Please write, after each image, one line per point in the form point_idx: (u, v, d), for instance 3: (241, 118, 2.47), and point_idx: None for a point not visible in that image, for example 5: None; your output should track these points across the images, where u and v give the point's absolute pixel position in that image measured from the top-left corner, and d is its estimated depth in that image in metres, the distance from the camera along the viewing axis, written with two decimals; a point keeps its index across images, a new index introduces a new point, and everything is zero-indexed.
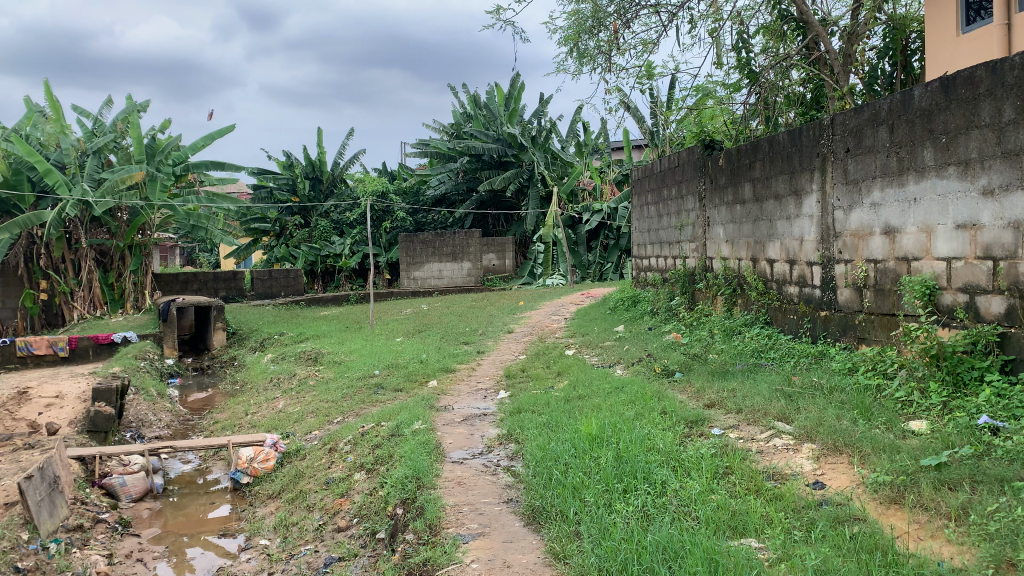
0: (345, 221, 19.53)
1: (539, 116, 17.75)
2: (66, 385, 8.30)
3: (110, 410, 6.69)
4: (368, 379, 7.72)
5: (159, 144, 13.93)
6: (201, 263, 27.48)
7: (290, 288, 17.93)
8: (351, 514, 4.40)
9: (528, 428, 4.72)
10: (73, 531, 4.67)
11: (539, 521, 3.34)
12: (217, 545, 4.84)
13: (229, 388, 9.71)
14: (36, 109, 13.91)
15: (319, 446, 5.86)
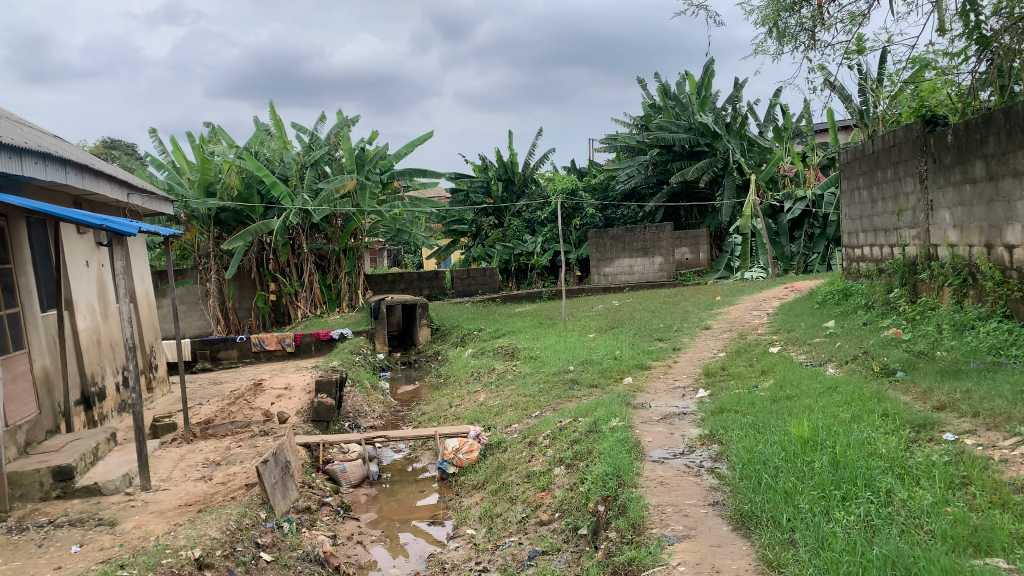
0: (536, 219, 19.78)
1: (733, 101, 17.10)
2: (293, 377, 9.13)
3: (330, 401, 7.25)
4: (564, 374, 7.81)
5: (368, 154, 14.92)
6: (405, 264, 29.12)
7: (487, 286, 18.46)
8: (553, 508, 4.45)
9: (732, 429, 4.53)
10: (302, 512, 5.10)
11: (749, 527, 3.19)
12: (427, 532, 5.10)
13: (434, 381, 10.23)
14: (263, 128, 15.41)
15: (519, 440, 6.00)
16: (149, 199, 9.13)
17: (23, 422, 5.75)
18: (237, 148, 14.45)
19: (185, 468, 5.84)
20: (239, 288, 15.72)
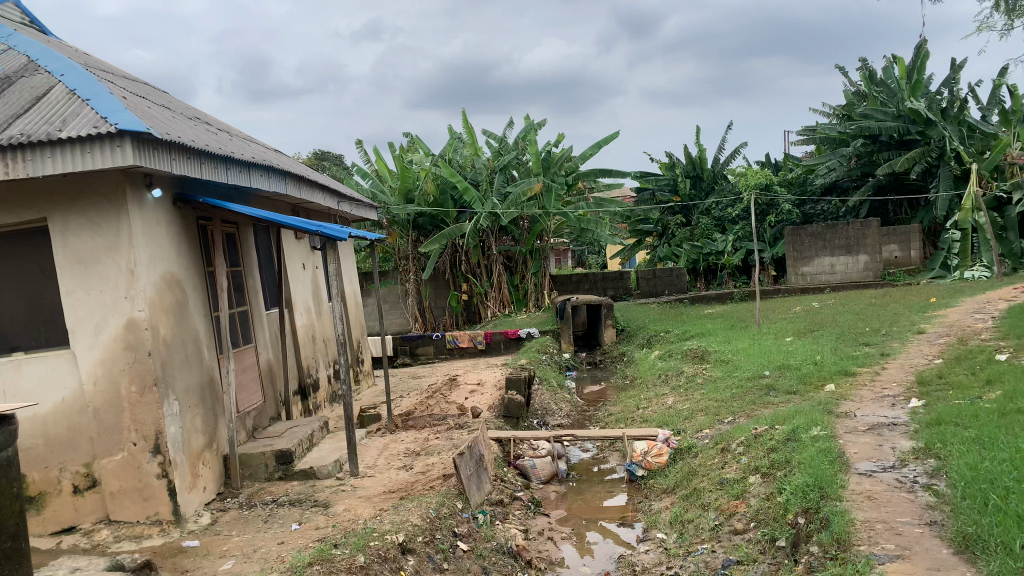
0: (727, 216, 18.86)
1: (950, 84, 15.62)
2: (485, 374, 9.46)
3: (520, 398, 7.42)
4: (758, 379, 7.48)
5: (555, 157, 15.11)
6: (590, 264, 29.26)
7: (674, 287, 18.13)
8: (748, 518, 4.29)
9: (952, 444, 4.13)
10: (495, 505, 5.27)
11: (974, 552, 2.91)
12: (616, 534, 5.10)
13: (622, 383, 10.18)
14: (456, 136, 16.11)
15: (710, 445, 5.83)
16: (356, 205, 9.84)
17: (251, 410, 6.40)
18: (433, 156, 15.23)
19: (388, 456, 6.23)
20: (434, 287, 16.51)
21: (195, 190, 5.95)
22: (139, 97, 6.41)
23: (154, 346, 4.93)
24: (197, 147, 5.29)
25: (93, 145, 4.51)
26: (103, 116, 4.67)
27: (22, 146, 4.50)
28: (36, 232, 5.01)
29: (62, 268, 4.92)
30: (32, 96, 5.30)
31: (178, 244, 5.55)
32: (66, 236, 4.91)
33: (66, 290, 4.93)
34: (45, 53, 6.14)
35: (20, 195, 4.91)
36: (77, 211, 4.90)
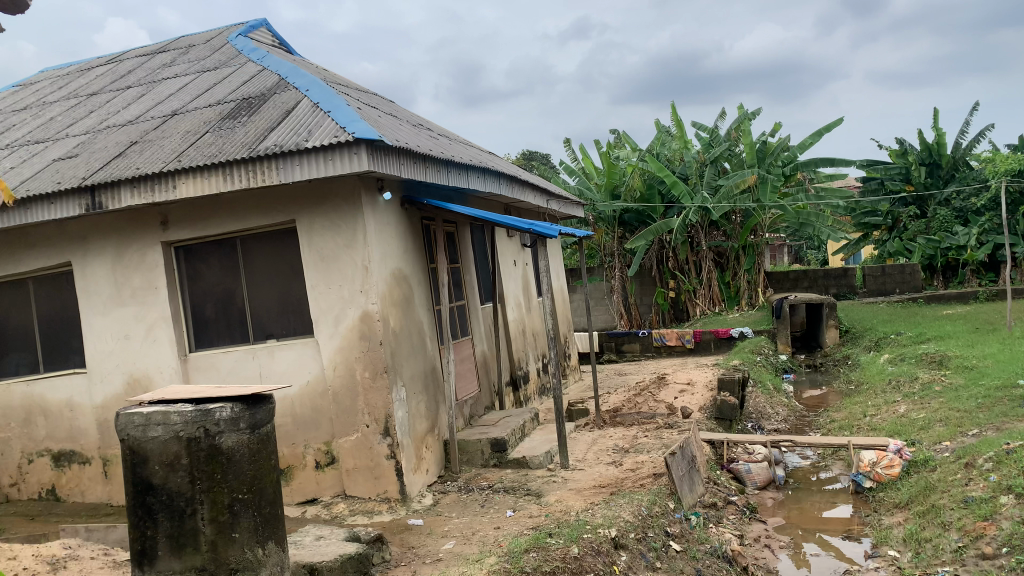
0: (971, 207, 17.00)
1: None
2: (695, 373, 9.23)
3: (733, 400, 7.15)
4: (1010, 389, 6.68)
5: (770, 147, 14.39)
6: (807, 260, 27.63)
7: (907, 285, 16.66)
8: (998, 542, 3.94)
9: None
10: (709, 508, 5.15)
11: None
12: (840, 548, 4.80)
13: (846, 388, 9.53)
14: (665, 130, 15.85)
15: (952, 459, 5.29)
16: (564, 202, 10.02)
17: (468, 399, 6.72)
18: (641, 151, 15.12)
19: (598, 452, 6.29)
20: (640, 284, 16.42)
21: (419, 191, 6.35)
22: (370, 107, 6.95)
23: (384, 336, 5.34)
24: (421, 152, 5.64)
25: (334, 153, 4.96)
26: (342, 127, 5.12)
27: (276, 157, 5.04)
28: (286, 232, 5.60)
29: (308, 265, 5.46)
30: (282, 110, 5.92)
31: (405, 242, 5.95)
32: (311, 235, 5.44)
33: (310, 284, 5.46)
34: (292, 72, 6.84)
35: (274, 199, 5.51)
36: (321, 213, 5.41)
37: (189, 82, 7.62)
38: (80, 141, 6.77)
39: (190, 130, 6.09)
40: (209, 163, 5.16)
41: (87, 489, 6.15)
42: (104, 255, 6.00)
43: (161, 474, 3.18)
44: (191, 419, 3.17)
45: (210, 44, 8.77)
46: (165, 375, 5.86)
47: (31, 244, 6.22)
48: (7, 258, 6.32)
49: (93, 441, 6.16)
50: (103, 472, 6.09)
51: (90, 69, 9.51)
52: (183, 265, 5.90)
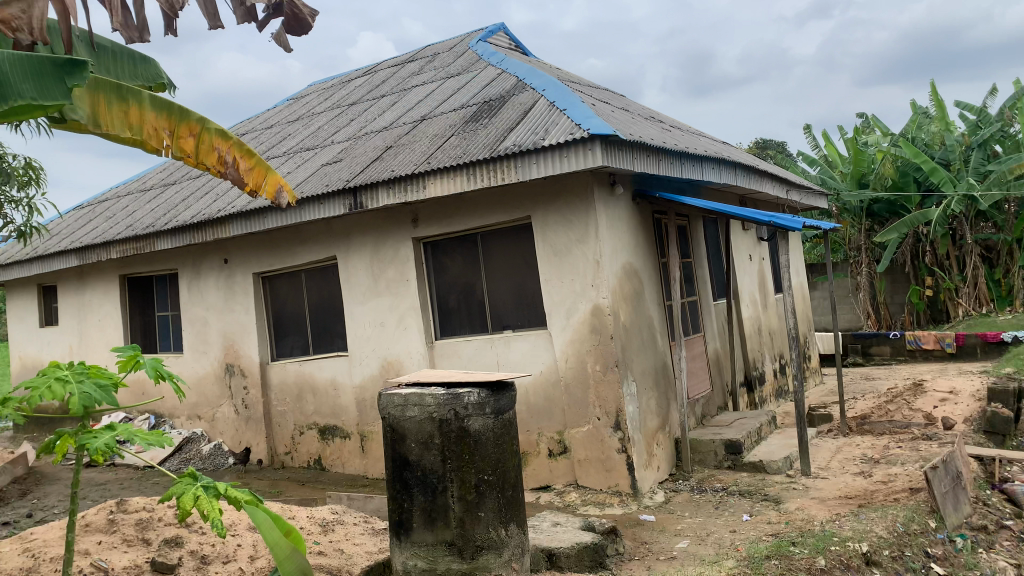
0: None
1: None
2: (959, 381, 8.31)
3: (1007, 413, 6.36)
4: None
5: None
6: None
7: None
8: None
9: None
10: (977, 531, 4.63)
11: None
12: None
13: None
14: (922, 111, 14.41)
15: None
16: (806, 193, 9.46)
17: (700, 397, 6.58)
18: (893, 137, 14.09)
19: (843, 460, 5.89)
20: (891, 282, 15.18)
21: (652, 185, 6.30)
22: (604, 103, 7.00)
23: (616, 331, 5.37)
24: (655, 145, 5.59)
25: (569, 150, 5.05)
26: (577, 124, 5.20)
27: (514, 156, 5.24)
28: (524, 227, 5.80)
29: (543, 260, 5.63)
30: (521, 110, 6.15)
31: (637, 237, 5.94)
32: (546, 230, 5.60)
33: (545, 278, 5.63)
34: (529, 73, 7.08)
35: (512, 197, 5.74)
36: (555, 209, 5.55)
37: (435, 88, 8.15)
38: (343, 147, 7.49)
39: (437, 134, 6.51)
40: (453, 164, 5.48)
41: (347, 461, 6.81)
42: (363, 249, 6.60)
43: (417, 451, 3.46)
44: (444, 401, 3.40)
45: (454, 51, 9.31)
46: (413, 360, 6.33)
47: (303, 240, 7.00)
48: (285, 252, 7.16)
49: (351, 418, 6.80)
50: (361, 446, 6.71)
51: (351, 80, 10.49)
52: (431, 258, 6.34)
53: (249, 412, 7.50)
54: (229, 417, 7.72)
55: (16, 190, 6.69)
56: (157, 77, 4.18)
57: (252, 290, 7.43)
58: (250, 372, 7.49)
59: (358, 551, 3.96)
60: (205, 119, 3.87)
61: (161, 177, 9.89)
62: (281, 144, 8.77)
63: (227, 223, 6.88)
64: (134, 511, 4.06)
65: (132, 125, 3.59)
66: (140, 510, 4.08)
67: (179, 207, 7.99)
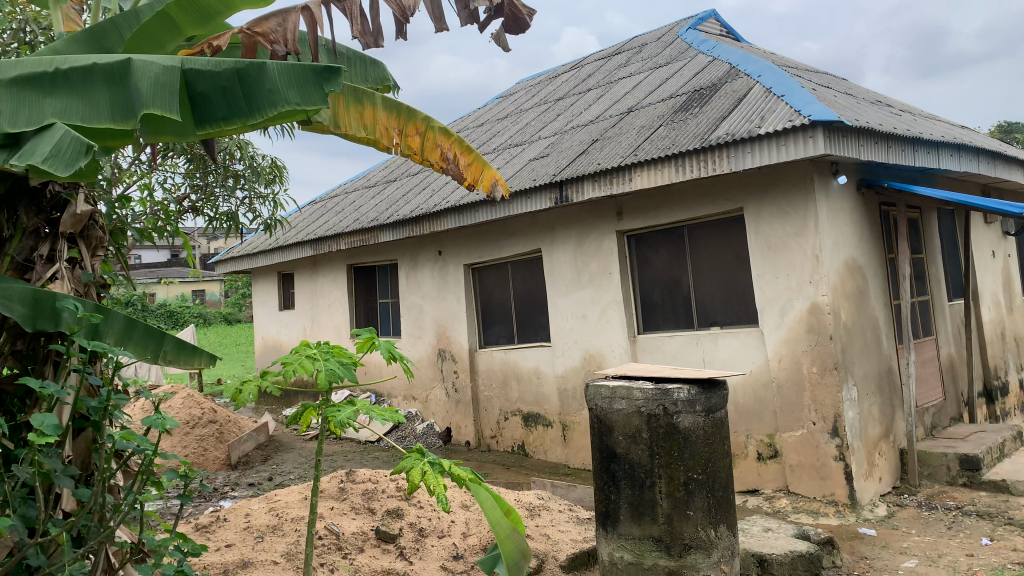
0: None
1: None
2: None
3: None
4: None
5: None
6: None
7: None
8: None
9: None
10: None
11: None
12: None
13: None
14: None
15: None
16: None
17: (930, 405, 6.02)
18: None
19: None
20: None
21: (879, 175, 5.84)
22: (825, 87, 6.59)
23: (836, 330, 5.04)
24: (885, 131, 5.18)
25: (788, 138, 4.81)
26: (797, 110, 4.94)
27: (727, 145, 5.06)
28: (736, 220, 5.60)
29: (755, 253, 5.41)
30: (734, 98, 5.93)
31: (861, 230, 5.54)
32: (759, 222, 5.37)
33: (758, 273, 5.40)
34: (743, 59, 6.81)
35: (724, 188, 5.56)
36: (770, 200, 5.31)
37: (642, 80, 8.07)
38: (551, 141, 7.62)
39: (645, 125, 6.44)
40: (663, 155, 5.40)
41: (550, 449, 6.94)
42: (568, 241, 6.69)
43: (624, 444, 3.46)
44: (651, 396, 3.38)
45: (661, 41, 9.17)
46: (617, 354, 6.33)
47: (511, 233, 7.21)
48: (493, 245, 7.42)
49: (554, 407, 6.92)
50: (562, 436, 6.81)
51: (557, 76, 10.66)
52: (636, 252, 6.30)
53: (459, 395, 7.88)
54: (440, 399, 8.16)
55: (264, 186, 7.43)
56: (383, 80, 4.49)
57: (463, 280, 7.80)
58: (461, 358, 7.88)
59: (564, 538, 4.03)
60: (430, 118, 4.10)
61: (382, 174, 10.63)
62: (491, 140, 9.09)
63: (442, 217, 7.26)
64: (361, 481, 4.42)
65: (366, 124, 3.88)
66: (366, 481, 4.43)
67: (399, 202, 8.54)
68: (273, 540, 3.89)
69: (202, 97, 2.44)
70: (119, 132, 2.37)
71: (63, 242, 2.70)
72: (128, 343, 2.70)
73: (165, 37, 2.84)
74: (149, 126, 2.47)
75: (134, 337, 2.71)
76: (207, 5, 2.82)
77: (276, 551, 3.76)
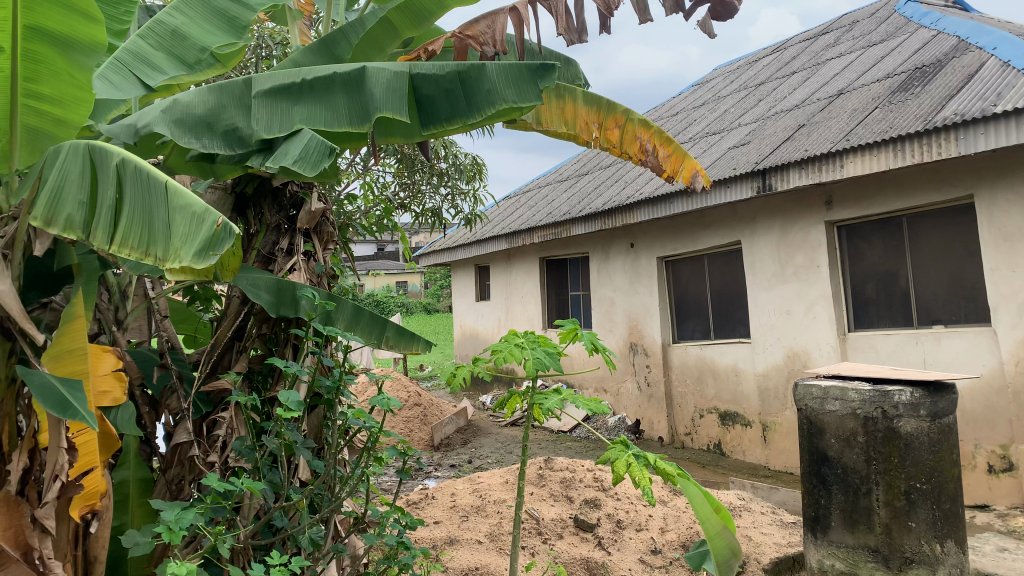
0: None
1: None
2: None
3: None
4: None
5: None
6: None
7: None
8: None
9: None
10: None
11: None
12: None
13: None
14: None
15: None
16: None
17: None
18: None
19: None
20: None
21: None
22: None
23: None
24: None
25: None
26: None
27: (956, 126, 4.62)
28: (964, 209, 5.11)
29: (988, 245, 4.90)
30: (964, 75, 5.39)
31: None
32: (993, 210, 4.86)
33: (991, 267, 4.89)
34: (973, 31, 6.18)
35: (950, 173, 5.08)
36: (1007, 185, 4.78)
37: (854, 60, 7.55)
38: (751, 129, 7.34)
39: (857, 108, 6.02)
40: (879, 140, 5.03)
41: (748, 449, 6.69)
42: (770, 233, 6.41)
43: (837, 448, 3.27)
44: (869, 398, 3.17)
45: (875, 17, 8.53)
46: (824, 352, 5.98)
47: (708, 225, 7.02)
48: (689, 237, 7.25)
49: (754, 406, 6.67)
50: (762, 436, 6.54)
51: (757, 60, 10.22)
52: (846, 244, 5.93)
53: (652, 390, 7.81)
54: (632, 393, 8.12)
55: (465, 183, 7.78)
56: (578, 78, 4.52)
57: (657, 273, 7.71)
58: (654, 352, 7.80)
59: (766, 541, 3.89)
60: (630, 110, 4.07)
61: (575, 168, 10.74)
62: (687, 129, 8.90)
63: (636, 209, 7.20)
64: (559, 469, 4.52)
65: (567, 120, 3.94)
66: (564, 469, 4.53)
67: (591, 195, 8.59)
68: (476, 520, 4.08)
69: (427, 99, 2.60)
70: (356, 136, 2.69)
71: (299, 236, 2.97)
72: (356, 328, 2.93)
73: (386, 40, 3.03)
74: (381, 128, 2.77)
75: (360, 323, 2.94)
76: (424, 6, 3.01)
77: (480, 531, 3.94)
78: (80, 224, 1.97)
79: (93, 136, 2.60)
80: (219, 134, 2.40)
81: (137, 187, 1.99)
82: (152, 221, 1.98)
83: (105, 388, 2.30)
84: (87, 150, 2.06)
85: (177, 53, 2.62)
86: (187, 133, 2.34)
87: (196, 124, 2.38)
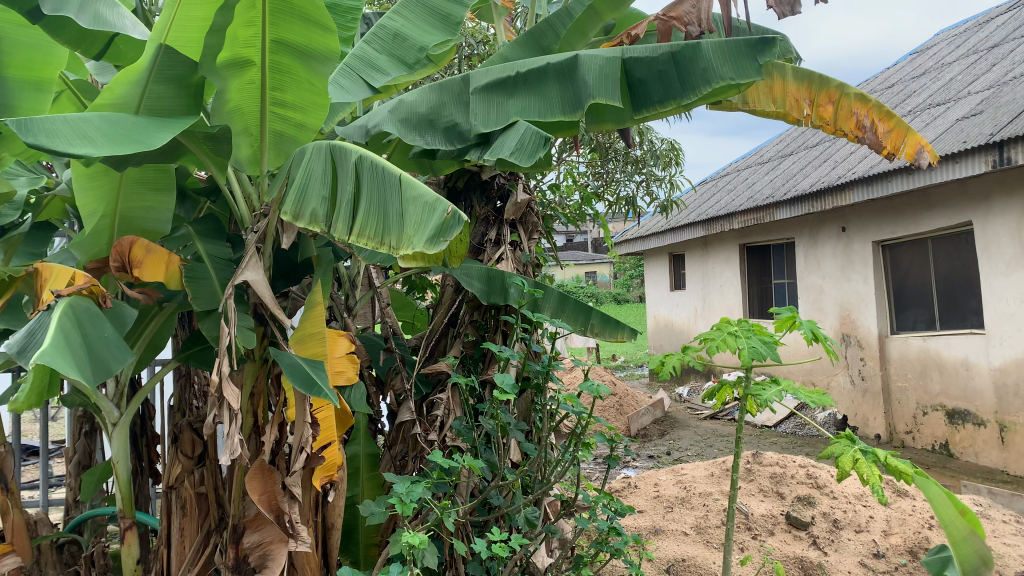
0: None
1: None
2: None
3: None
4: None
5: None
6: None
7: None
8: None
9: None
10: None
11: None
12: None
13: None
14: None
15: None
16: None
17: None
18: None
19: None
20: None
21: None
22: None
23: None
24: None
25: None
26: None
27: None
28: None
29: None
30: None
31: None
32: None
33: None
34: None
35: None
36: None
37: None
38: (984, 96, 6.61)
39: None
40: None
41: (982, 451, 6.06)
42: (1010, 212, 5.74)
43: None
44: None
45: None
46: None
47: (932, 204, 6.43)
48: (910, 219, 6.68)
49: (988, 404, 6.03)
50: (1000, 437, 5.90)
51: (989, 20, 9.19)
52: None
53: (867, 384, 7.29)
54: (844, 387, 7.63)
55: (661, 169, 7.69)
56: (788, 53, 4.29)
57: (872, 259, 7.18)
58: (869, 344, 7.27)
59: (1010, 553, 3.50)
60: (846, 84, 3.76)
61: (777, 149, 10.24)
62: (906, 101, 8.18)
63: (849, 190, 6.72)
64: (769, 464, 4.35)
65: (776, 98, 3.78)
66: (774, 464, 4.35)
67: (796, 176, 8.15)
68: (682, 512, 4.02)
69: (640, 83, 2.59)
70: (569, 124, 2.73)
71: (507, 226, 3.07)
72: (563, 315, 2.99)
73: (589, 24, 3.05)
74: (594, 116, 2.80)
75: (566, 311, 2.99)
76: None
77: (686, 522, 3.87)
78: (323, 217, 2.14)
79: (326, 139, 2.83)
80: (440, 130, 2.52)
81: (374, 181, 2.14)
82: (387, 213, 2.12)
83: (341, 368, 2.45)
84: (329, 150, 2.25)
85: (399, 54, 2.78)
86: (412, 131, 2.48)
87: (420, 122, 2.52)
